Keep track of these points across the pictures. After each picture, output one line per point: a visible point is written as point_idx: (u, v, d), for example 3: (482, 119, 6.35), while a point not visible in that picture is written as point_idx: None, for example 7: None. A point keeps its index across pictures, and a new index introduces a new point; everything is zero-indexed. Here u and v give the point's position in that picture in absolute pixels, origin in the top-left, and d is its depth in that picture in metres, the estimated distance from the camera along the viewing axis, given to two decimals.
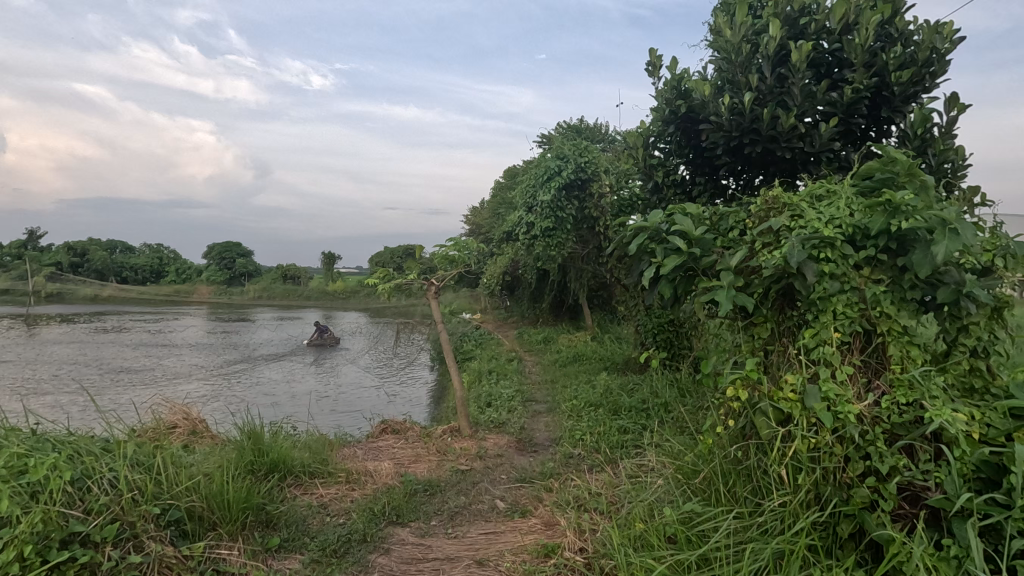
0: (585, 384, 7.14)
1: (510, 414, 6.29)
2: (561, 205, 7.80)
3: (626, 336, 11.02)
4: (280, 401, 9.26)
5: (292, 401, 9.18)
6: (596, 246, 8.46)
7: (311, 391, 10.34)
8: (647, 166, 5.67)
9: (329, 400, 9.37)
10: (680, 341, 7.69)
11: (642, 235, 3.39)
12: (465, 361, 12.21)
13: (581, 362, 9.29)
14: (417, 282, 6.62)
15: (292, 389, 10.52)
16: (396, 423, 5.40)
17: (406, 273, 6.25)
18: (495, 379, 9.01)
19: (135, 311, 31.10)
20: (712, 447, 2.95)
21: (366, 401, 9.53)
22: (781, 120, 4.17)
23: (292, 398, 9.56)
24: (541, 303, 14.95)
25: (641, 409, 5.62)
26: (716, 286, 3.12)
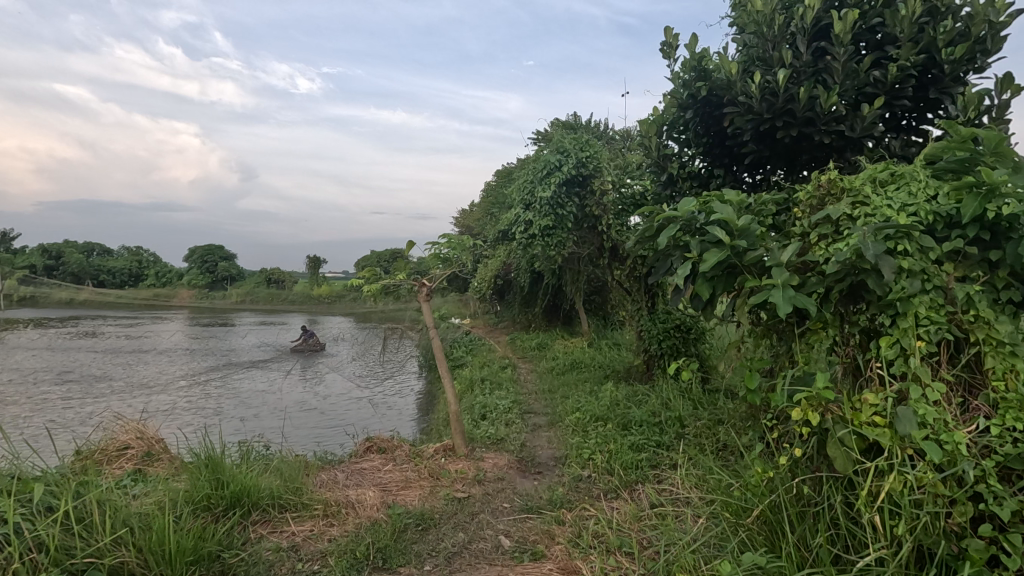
0: (588, 394, 6.62)
1: (508, 429, 5.74)
2: (561, 202, 7.29)
3: (624, 341, 10.55)
4: (258, 414, 8.62)
5: (270, 413, 8.54)
6: (598, 247, 7.95)
7: (293, 402, 9.71)
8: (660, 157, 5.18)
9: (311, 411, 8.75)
10: (687, 348, 7.35)
11: (674, 227, 2.91)
12: (456, 368, 11.65)
13: (580, 370, 8.79)
14: (407, 284, 6.07)
15: (272, 400, 9.87)
16: (383, 440, 4.84)
17: (394, 275, 5.65)
18: (489, 388, 8.46)
19: (112, 316, 30.12)
20: (769, 479, 2.45)
21: (351, 413, 8.93)
22: (821, 100, 3.70)
23: (271, 411, 8.93)
24: (534, 308, 14.44)
25: (653, 424, 5.12)
26: (768, 285, 2.62)
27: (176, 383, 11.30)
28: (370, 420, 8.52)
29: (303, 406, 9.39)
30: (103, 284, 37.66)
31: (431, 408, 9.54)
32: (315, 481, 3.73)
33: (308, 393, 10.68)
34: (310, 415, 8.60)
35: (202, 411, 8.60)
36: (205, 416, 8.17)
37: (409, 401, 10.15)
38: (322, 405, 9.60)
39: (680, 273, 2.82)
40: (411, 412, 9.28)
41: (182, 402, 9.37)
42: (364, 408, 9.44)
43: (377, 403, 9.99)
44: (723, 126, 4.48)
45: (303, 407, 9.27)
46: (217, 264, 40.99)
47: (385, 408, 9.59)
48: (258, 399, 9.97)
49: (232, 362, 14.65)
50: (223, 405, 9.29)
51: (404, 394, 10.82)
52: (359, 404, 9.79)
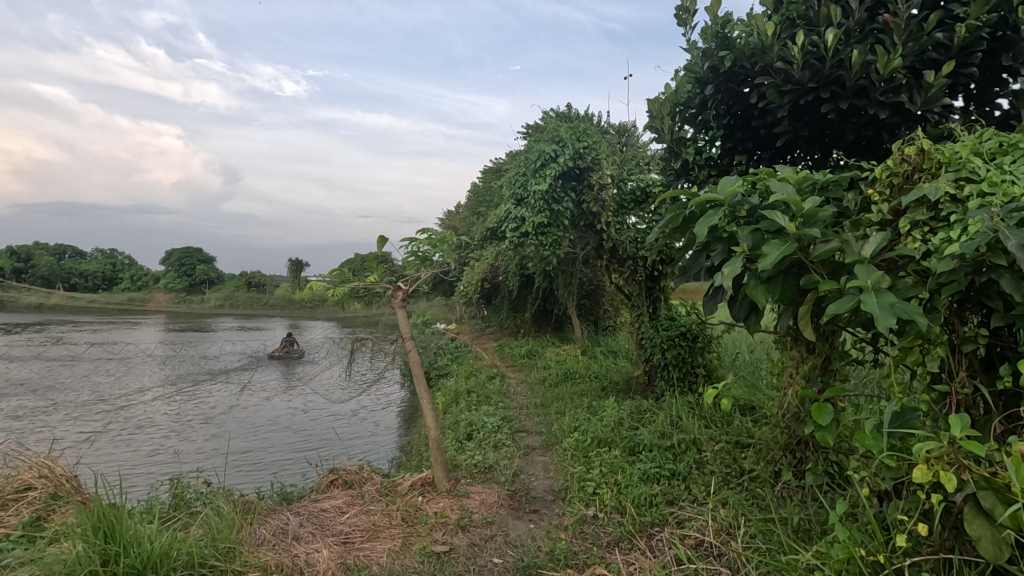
0: (586, 412, 5.91)
1: (497, 453, 5.03)
2: (556, 197, 6.59)
3: (620, 349, 9.89)
4: (221, 434, 7.82)
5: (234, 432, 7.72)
6: (595, 248, 7.27)
7: (261, 419, 8.91)
8: (673, 142, 4.52)
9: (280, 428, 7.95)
10: (693, 359, 6.69)
11: (716, 214, 2.25)
12: (440, 379, 10.90)
13: (575, 381, 8.11)
14: (381, 287, 5.31)
15: (238, 416, 9.04)
16: (351, 471, 4.11)
17: (367, 277, 4.85)
18: (476, 402, 7.74)
19: (82, 321, 28.84)
20: (865, 557, 1.78)
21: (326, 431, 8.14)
22: (878, 65, 3.05)
23: (235, 429, 8.12)
24: (522, 313, 13.74)
25: (665, 451, 4.43)
26: (850, 290, 1.95)
27: (136, 396, 10.41)
28: (344, 439, 7.76)
29: (273, 424, 8.60)
30: (75, 289, 36.23)
31: (412, 424, 8.80)
32: (254, 538, 2.96)
33: (280, 407, 9.89)
34: (278, 435, 7.80)
35: (158, 432, 7.77)
36: (159, 439, 7.33)
37: (389, 416, 9.40)
38: (292, 421, 8.80)
39: (726, 274, 2.16)
40: (390, 429, 8.54)
41: (138, 420, 8.51)
42: (339, 425, 8.68)
43: (353, 418, 9.21)
44: (752, 102, 3.82)
45: (272, 425, 8.48)
46: (195, 267, 39.70)
47: (361, 424, 8.83)
48: (223, 415, 9.14)
49: (202, 371, 13.74)
50: (183, 423, 8.45)
51: (384, 408, 10.06)
52: (333, 420, 9.01)
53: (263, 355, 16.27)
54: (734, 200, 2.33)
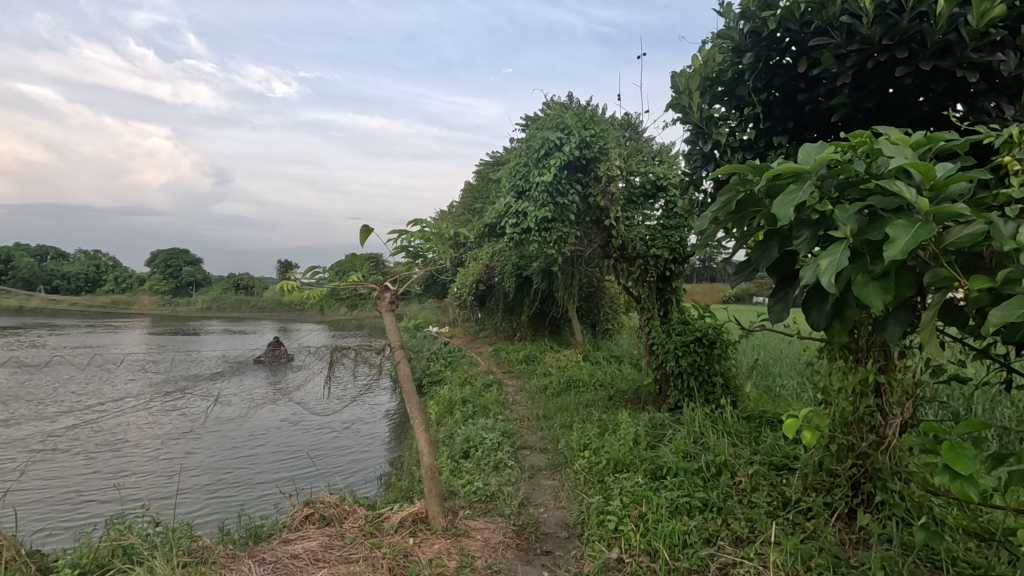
0: (597, 427, 5.34)
1: (500, 476, 4.46)
2: (562, 188, 5.97)
3: (624, 354, 9.34)
4: (194, 453, 7.18)
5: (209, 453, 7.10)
6: (602, 246, 6.71)
7: (241, 434, 8.26)
8: (701, 122, 3.97)
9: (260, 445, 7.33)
10: (710, 367, 6.14)
11: (803, 190, 1.72)
12: (433, 386, 10.32)
13: (578, 390, 7.55)
14: (365, 287, 4.67)
15: (215, 431, 8.40)
16: (331, 504, 3.51)
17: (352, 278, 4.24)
18: (472, 413, 7.16)
19: (62, 324, 27.92)
20: None
21: (310, 447, 7.54)
22: (971, 15, 2.51)
23: (211, 447, 7.47)
24: (518, 316, 13.16)
25: (694, 476, 3.87)
26: (1008, 288, 1.41)
27: (107, 405, 9.72)
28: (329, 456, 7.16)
29: (253, 440, 7.97)
30: (56, 291, 35.28)
31: (404, 438, 8.21)
32: None
33: (262, 419, 9.25)
34: (257, 453, 7.18)
35: (126, 451, 7.12)
36: (126, 461, 6.68)
37: (378, 429, 8.80)
38: (274, 436, 8.17)
39: (822, 267, 1.63)
40: (380, 443, 7.94)
41: (106, 436, 7.85)
42: (325, 439, 8.07)
43: (341, 431, 8.61)
44: (801, 71, 3.28)
45: (251, 441, 7.85)
46: (180, 268, 38.76)
47: (349, 437, 8.23)
48: (200, 430, 8.49)
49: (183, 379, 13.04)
50: (156, 440, 7.79)
51: (373, 419, 9.45)
52: (318, 434, 8.39)
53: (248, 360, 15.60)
54: (824, 173, 1.79)
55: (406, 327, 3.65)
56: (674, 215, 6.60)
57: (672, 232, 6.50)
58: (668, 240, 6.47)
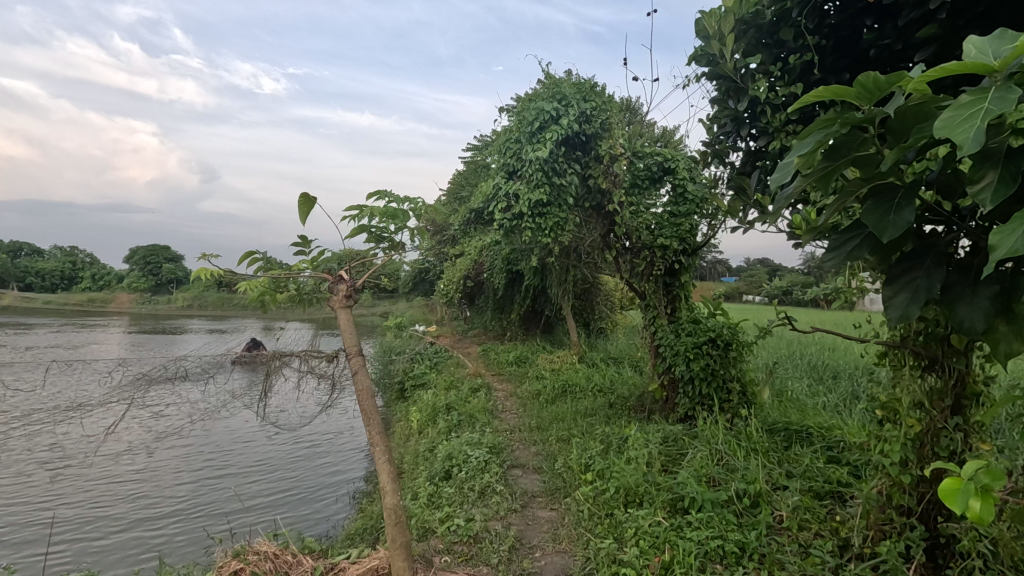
0: (599, 442, 4.63)
1: (486, 507, 3.75)
2: (557, 168, 5.21)
3: (623, 355, 8.65)
4: (143, 482, 6.39)
5: (159, 486, 6.33)
6: (602, 235, 5.98)
7: (202, 453, 7.46)
8: (733, 75, 3.22)
9: (219, 476, 6.58)
10: (724, 372, 5.46)
11: (1003, 102, 1.01)
12: (417, 390, 9.60)
13: (574, 396, 6.87)
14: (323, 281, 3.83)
15: (172, 446, 7.58)
16: (265, 550, 2.77)
17: (297, 271, 3.23)
18: (457, 424, 6.43)
19: (33, 323, 26.73)
20: None
21: (277, 473, 6.79)
22: None
23: (165, 473, 6.69)
24: (508, 314, 12.41)
25: (725, 510, 3.18)
26: None
27: None
28: (297, 484, 6.44)
29: (214, 460, 7.18)
30: (31, 289, 33.98)
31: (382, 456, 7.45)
32: None
33: (228, 430, 8.44)
34: (217, 481, 6.42)
35: (67, 482, 6.31)
36: (63, 499, 5.88)
37: (354, 443, 8.03)
38: (238, 456, 7.39)
39: None
40: (355, 463, 7.19)
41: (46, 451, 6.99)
42: (295, 459, 7.31)
43: (313, 449, 7.82)
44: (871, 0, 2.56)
45: (212, 463, 7.07)
46: (161, 265, 37.61)
47: (322, 457, 7.48)
48: (156, 447, 7.66)
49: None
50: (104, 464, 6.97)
51: (350, 431, 8.67)
52: (288, 453, 7.62)
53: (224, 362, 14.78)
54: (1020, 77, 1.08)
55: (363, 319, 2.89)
56: (684, 200, 5.91)
57: (682, 221, 5.80)
58: (676, 228, 5.78)
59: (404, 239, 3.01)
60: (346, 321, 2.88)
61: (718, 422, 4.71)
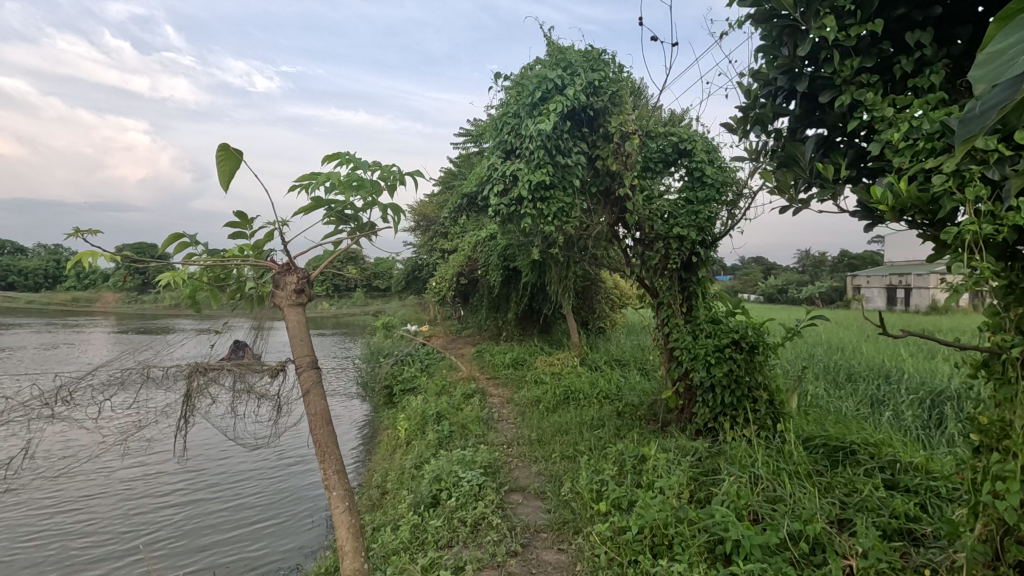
0: (612, 464, 3.99)
1: (484, 554, 3.11)
2: (562, 146, 4.52)
3: (628, 358, 8.01)
4: (99, 521, 5.72)
5: (117, 525, 5.66)
6: (609, 226, 5.31)
7: (169, 479, 6.76)
8: (791, 11, 2.55)
9: (187, 515, 5.93)
10: (750, 379, 4.82)
11: None
12: (407, 395, 8.95)
13: (578, 404, 6.23)
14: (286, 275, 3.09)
15: (134, 473, 6.87)
16: None
17: (232, 257, 2.45)
18: (448, 436, 5.78)
19: (10, 324, 25.70)
20: None
21: (253, 506, 6.16)
22: None
23: (124, 508, 6.01)
24: (504, 313, 11.75)
25: (781, 560, 2.53)
26: None
27: None
28: (270, 521, 5.82)
29: (182, 488, 6.51)
30: (10, 288, 32.90)
31: (366, 471, 6.80)
32: None
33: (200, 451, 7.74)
34: (177, 523, 5.74)
35: (4, 529, 5.58)
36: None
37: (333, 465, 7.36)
38: (208, 483, 6.71)
39: None
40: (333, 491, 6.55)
41: None
42: (267, 488, 6.64)
43: (289, 471, 7.16)
44: None
45: (172, 496, 6.36)
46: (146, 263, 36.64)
47: (298, 482, 6.82)
48: (112, 474, 6.93)
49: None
50: (50, 502, 6.23)
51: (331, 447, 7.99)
52: (266, 476, 6.98)
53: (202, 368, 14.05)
54: None
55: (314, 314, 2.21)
56: (702, 184, 5.28)
57: (700, 208, 5.17)
58: (694, 216, 5.17)
59: (371, 218, 2.38)
60: (294, 320, 2.20)
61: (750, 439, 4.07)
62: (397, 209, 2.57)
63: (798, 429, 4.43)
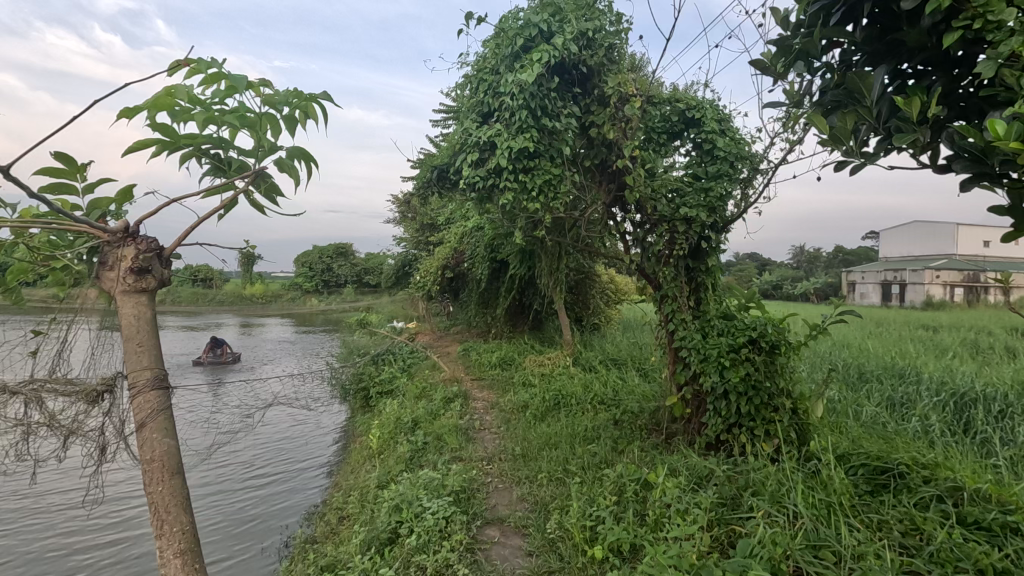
0: (610, 493, 3.29)
1: None
2: (547, 107, 3.78)
3: (625, 357, 7.30)
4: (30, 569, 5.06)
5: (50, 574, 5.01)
6: (606, 206, 4.58)
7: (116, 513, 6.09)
8: None
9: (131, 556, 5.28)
10: (771, 384, 4.10)
11: None
12: (384, 399, 8.22)
13: (571, 411, 5.54)
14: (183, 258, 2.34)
15: (77, 509, 6.19)
16: None
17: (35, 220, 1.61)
18: (421, 449, 5.05)
19: None
20: None
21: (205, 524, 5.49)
22: None
23: (61, 553, 5.35)
24: (493, 309, 11.01)
25: None
26: None
27: None
28: (217, 541, 5.14)
29: (129, 525, 5.84)
30: None
31: (333, 488, 6.06)
32: None
33: None
34: (113, 569, 5.07)
35: None
36: None
37: (296, 479, 6.61)
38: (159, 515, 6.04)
39: None
40: (291, 510, 5.82)
41: None
42: (215, 506, 5.89)
43: (249, 486, 6.44)
44: None
45: (112, 536, 5.65)
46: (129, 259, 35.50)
47: (261, 498, 6.11)
48: (51, 507, 6.22)
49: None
50: None
51: (298, 460, 7.23)
52: (222, 492, 6.25)
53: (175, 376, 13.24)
54: None
55: (158, 318, 1.73)
56: (712, 158, 4.55)
57: (710, 185, 4.43)
58: (705, 195, 4.42)
59: (261, 171, 1.66)
60: (128, 316, 1.66)
61: (778, 461, 3.36)
62: (305, 161, 1.78)
63: (830, 445, 3.73)
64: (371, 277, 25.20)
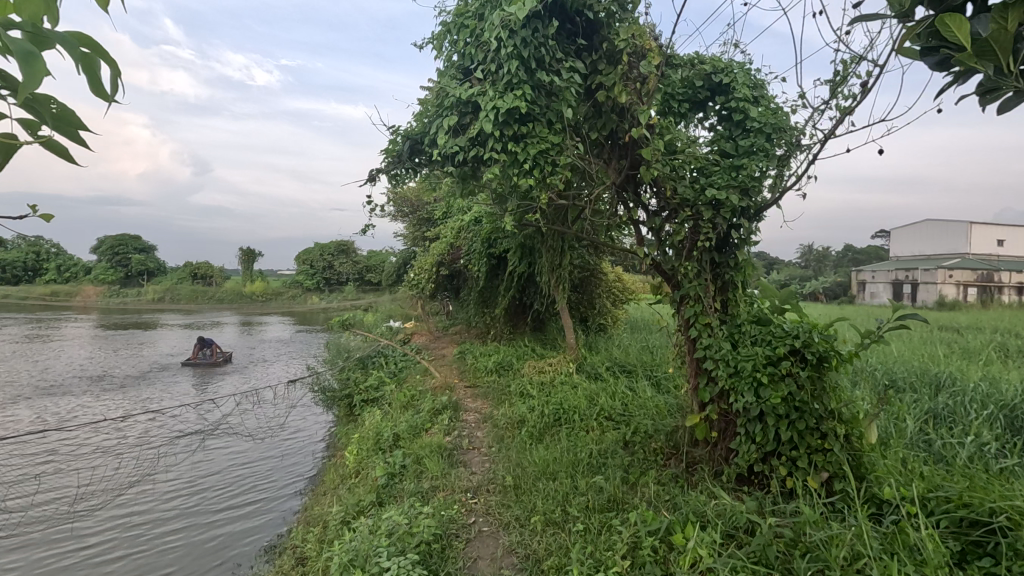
0: (622, 555, 2.54)
1: None
2: (543, 59, 3.03)
3: (634, 364, 6.51)
4: None
5: None
6: (615, 187, 3.80)
7: None
8: None
9: None
10: (819, 407, 3.31)
11: None
12: (368, 408, 7.49)
13: (573, 430, 4.77)
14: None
15: None
16: None
17: None
18: (396, 475, 4.31)
19: None
20: None
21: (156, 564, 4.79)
22: None
23: None
24: (492, 309, 10.23)
25: None
26: None
27: None
28: None
29: None
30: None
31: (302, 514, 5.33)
32: None
33: None
34: None
35: None
36: None
37: (263, 503, 5.89)
38: None
39: None
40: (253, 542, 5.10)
41: None
42: (168, 538, 5.19)
43: (212, 512, 5.72)
44: None
45: None
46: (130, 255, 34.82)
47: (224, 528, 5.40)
48: None
49: (50, 406, 9.86)
50: None
51: (271, 479, 6.50)
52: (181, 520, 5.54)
53: (157, 378, 12.53)
54: None
55: None
56: (742, 131, 3.78)
57: (742, 162, 3.65)
58: (735, 173, 3.63)
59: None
60: None
61: (842, 515, 2.59)
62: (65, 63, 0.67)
63: (898, 487, 2.95)
64: (371, 275, 24.48)
